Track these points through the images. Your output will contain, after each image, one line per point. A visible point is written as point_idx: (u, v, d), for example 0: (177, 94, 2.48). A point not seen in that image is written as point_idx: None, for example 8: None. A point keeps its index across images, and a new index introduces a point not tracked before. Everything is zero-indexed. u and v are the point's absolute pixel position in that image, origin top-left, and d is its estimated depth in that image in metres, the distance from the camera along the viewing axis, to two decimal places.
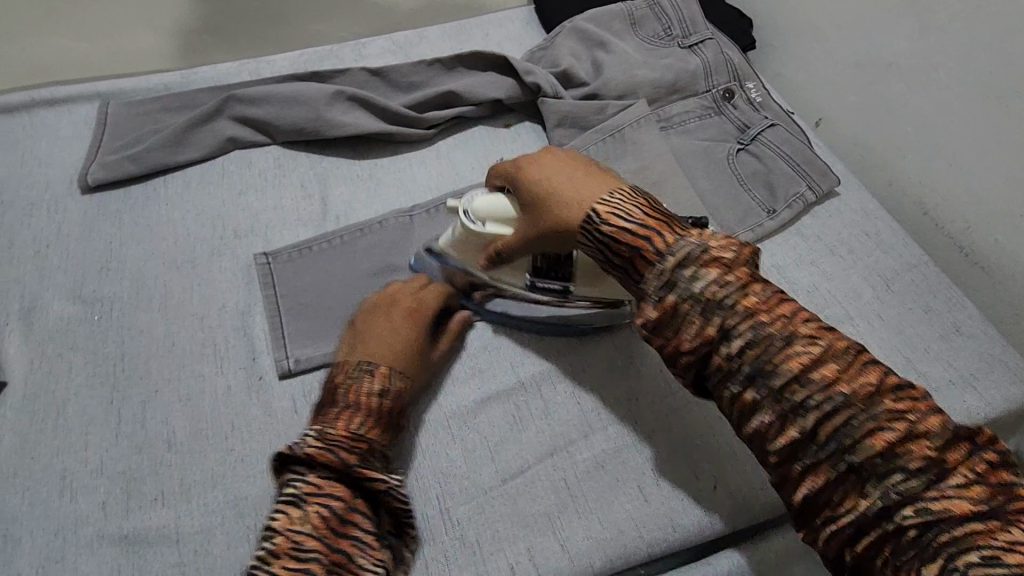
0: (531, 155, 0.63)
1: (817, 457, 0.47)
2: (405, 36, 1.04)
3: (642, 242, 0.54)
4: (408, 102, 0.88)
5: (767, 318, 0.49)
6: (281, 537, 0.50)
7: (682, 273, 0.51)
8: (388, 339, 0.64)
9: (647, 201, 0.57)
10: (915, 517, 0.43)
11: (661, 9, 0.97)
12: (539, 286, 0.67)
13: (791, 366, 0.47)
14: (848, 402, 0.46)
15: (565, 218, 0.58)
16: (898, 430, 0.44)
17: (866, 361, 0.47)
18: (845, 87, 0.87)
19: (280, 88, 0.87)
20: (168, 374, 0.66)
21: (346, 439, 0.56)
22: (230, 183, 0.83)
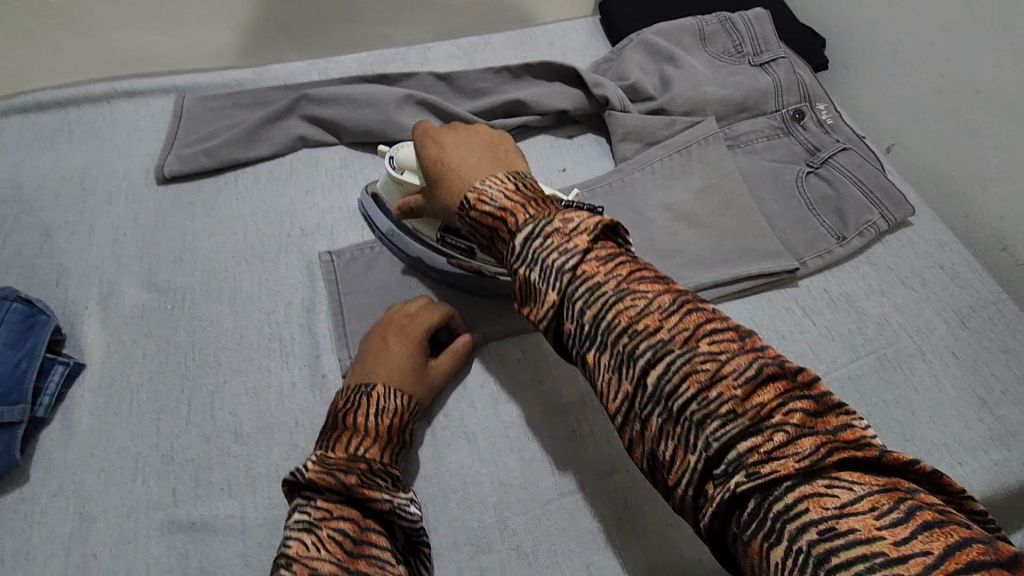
0: (437, 131, 0.64)
1: (693, 465, 0.41)
2: (470, 42, 1.04)
3: (502, 222, 0.54)
4: (475, 109, 0.89)
5: (641, 314, 0.46)
6: (298, 565, 0.46)
7: (552, 255, 0.50)
8: (383, 363, 0.63)
9: (517, 184, 0.56)
10: (746, 476, 0.39)
11: (733, 25, 0.95)
12: (446, 240, 0.69)
13: (658, 365, 0.44)
14: (719, 406, 0.41)
15: (448, 199, 0.60)
16: (777, 438, 0.39)
17: (694, 311, 0.45)
18: (923, 113, 0.85)
19: (350, 90, 0.88)
20: (236, 366, 0.68)
21: (347, 460, 0.54)
22: (298, 180, 0.85)
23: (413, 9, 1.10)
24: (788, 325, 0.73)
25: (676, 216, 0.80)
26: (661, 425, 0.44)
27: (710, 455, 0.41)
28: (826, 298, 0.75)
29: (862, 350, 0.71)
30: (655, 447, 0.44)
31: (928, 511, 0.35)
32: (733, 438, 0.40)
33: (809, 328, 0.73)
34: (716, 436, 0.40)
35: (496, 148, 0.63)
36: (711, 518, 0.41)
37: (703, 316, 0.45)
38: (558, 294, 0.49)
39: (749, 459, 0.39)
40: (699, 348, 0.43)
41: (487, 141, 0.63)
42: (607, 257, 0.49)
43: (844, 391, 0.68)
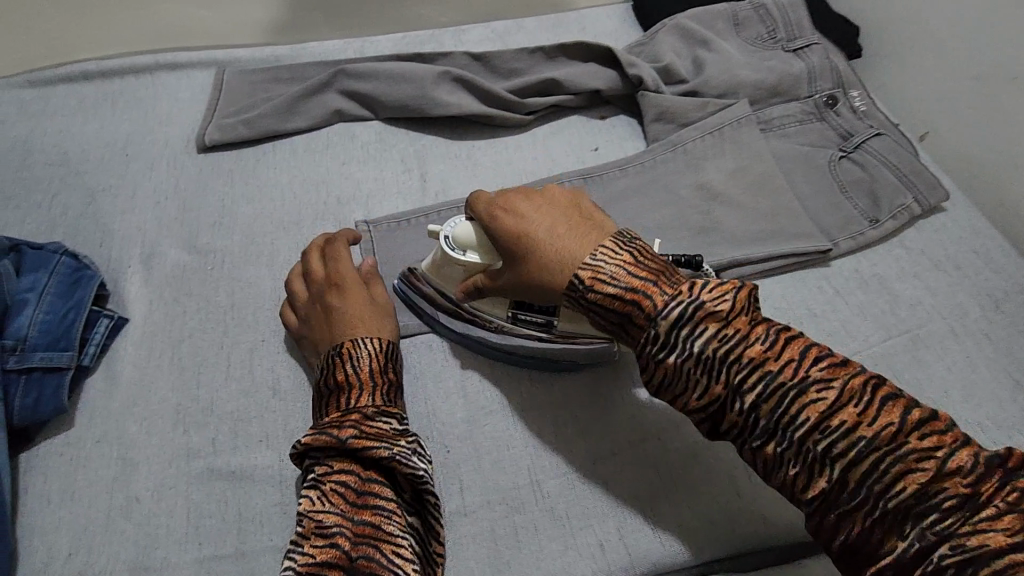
0: (506, 202, 0.61)
1: (900, 552, 0.43)
2: (504, 25, 1.06)
3: (633, 306, 0.51)
4: (509, 87, 0.90)
5: (833, 406, 0.45)
6: (306, 520, 0.52)
7: (714, 348, 0.48)
8: (344, 322, 0.64)
9: (632, 254, 0.54)
10: (899, 506, 0.43)
11: (767, 11, 0.96)
12: (520, 318, 0.65)
13: (862, 460, 0.44)
14: (938, 498, 0.42)
15: (555, 278, 0.56)
16: (987, 515, 0.41)
17: (794, 338, 0.49)
18: (959, 100, 0.85)
19: (387, 65, 0.90)
20: (274, 325, 0.70)
21: (340, 416, 0.57)
22: (335, 152, 0.87)
23: None
24: (819, 304, 0.73)
25: (708, 195, 0.81)
26: (872, 518, 0.44)
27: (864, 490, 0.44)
28: (858, 279, 0.75)
29: (894, 330, 0.71)
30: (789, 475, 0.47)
31: None
32: (953, 526, 0.41)
33: (841, 308, 0.73)
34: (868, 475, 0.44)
35: (574, 208, 0.61)
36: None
37: (900, 403, 0.45)
38: (723, 387, 0.48)
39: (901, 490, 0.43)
40: (904, 441, 0.43)
41: (567, 206, 0.61)
42: (772, 337, 0.48)
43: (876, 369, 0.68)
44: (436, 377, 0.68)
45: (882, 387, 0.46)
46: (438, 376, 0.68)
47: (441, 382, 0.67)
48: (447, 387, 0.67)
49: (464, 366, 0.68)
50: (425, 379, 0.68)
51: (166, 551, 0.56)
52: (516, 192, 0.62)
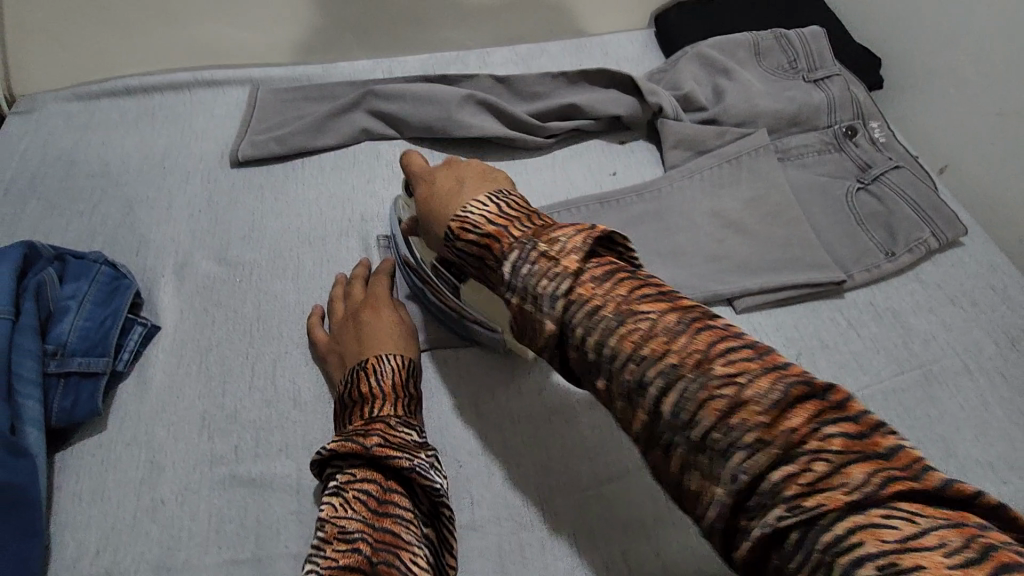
0: (429, 171, 0.67)
1: (722, 496, 0.41)
2: (528, 49, 1.08)
3: (487, 247, 0.55)
4: (531, 111, 0.92)
5: (646, 335, 0.45)
6: (328, 525, 0.53)
7: (538, 282, 0.50)
8: (371, 339, 0.66)
9: (500, 205, 0.57)
10: (784, 512, 0.38)
11: (788, 41, 0.97)
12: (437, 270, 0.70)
13: (670, 391, 0.44)
14: (744, 433, 0.40)
15: (436, 226, 0.61)
16: (806, 460, 0.38)
17: (705, 329, 0.44)
18: (979, 135, 0.85)
19: (414, 87, 0.93)
20: (297, 338, 0.72)
21: (365, 426, 0.59)
22: (361, 170, 0.90)
23: (474, 15, 1.14)
24: (832, 335, 0.74)
25: (724, 223, 0.82)
26: (687, 456, 0.43)
27: (741, 487, 0.40)
28: (872, 311, 0.76)
29: (907, 364, 0.71)
30: (682, 478, 0.44)
31: (1000, 546, 0.33)
32: (764, 466, 0.39)
33: (854, 340, 0.73)
34: (743, 467, 0.40)
35: (485, 177, 0.64)
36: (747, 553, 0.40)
37: (713, 335, 0.44)
38: (555, 322, 0.49)
39: (785, 492, 0.38)
40: (714, 370, 0.42)
41: (475, 169, 0.64)
42: (603, 276, 0.49)
43: (887, 403, 0.69)
44: (450, 394, 0.70)
45: (700, 321, 0.45)
46: (452, 393, 0.70)
47: (455, 398, 0.69)
48: (460, 403, 0.69)
49: (478, 384, 0.70)
50: (439, 395, 0.70)
51: (188, 553, 0.58)
52: (443, 163, 0.68)
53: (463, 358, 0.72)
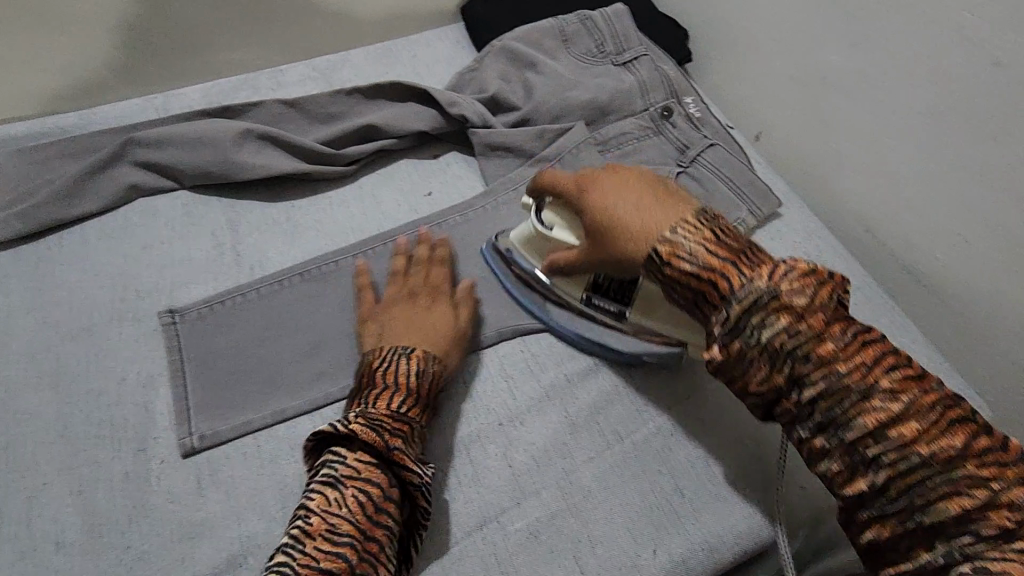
0: (592, 180, 0.61)
1: (906, 540, 0.44)
2: (326, 61, 0.98)
3: (708, 284, 0.51)
4: (326, 137, 0.82)
5: (893, 419, 0.44)
6: (315, 519, 0.50)
7: (780, 339, 0.47)
8: (419, 327, 0.64)
9: (713, 230, 0.53)
10: (965, 560, 0.41)
11: (593, 23, 0.92)
12: (592, 301, 0.66)
13: (882, 446, 0.44)
14: (983, 525, 0.41)
15: (626, 249, 0.56)
16: (1023, 548, 0.40)
17: (928, 397, 0.45)
18: (781, 100, 0.84)
19: (184, 128, 0.80)
20: (59, 463, 0.60)
21: (390, 420, 0.56)
22: (134, 236, 0.77)
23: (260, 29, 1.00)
24: None
25: None
26: (882, 503, 0.45)
27: (931, 536, 0.43)
28: None
29: None
30: (868, 515, 0.46)
31: None
32: (960, 527, 0.42)
33: None
34: (936, 520, 0.42)
35: (658, 194, 0.58)
36: None
37: (965, 425, 0.44)
38: (785, 376, 0.48)
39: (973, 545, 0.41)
40: (960, 465, 0.43)
41: (645, 185, 0.59)
42: (841, 330, 0.48)
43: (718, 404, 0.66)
44: (251, 491, 0.60)
45: (956, 413, 0.45)
46: (252, 489, 0.60)
47: (257, 495, 0.59)
48: (263, 500, 0.59)
49: (283, 470, 0.61)
50: (240, 495, 0.59)
51: None
52: (604, 170, 0.62)
53: (265, 443, 0.62)
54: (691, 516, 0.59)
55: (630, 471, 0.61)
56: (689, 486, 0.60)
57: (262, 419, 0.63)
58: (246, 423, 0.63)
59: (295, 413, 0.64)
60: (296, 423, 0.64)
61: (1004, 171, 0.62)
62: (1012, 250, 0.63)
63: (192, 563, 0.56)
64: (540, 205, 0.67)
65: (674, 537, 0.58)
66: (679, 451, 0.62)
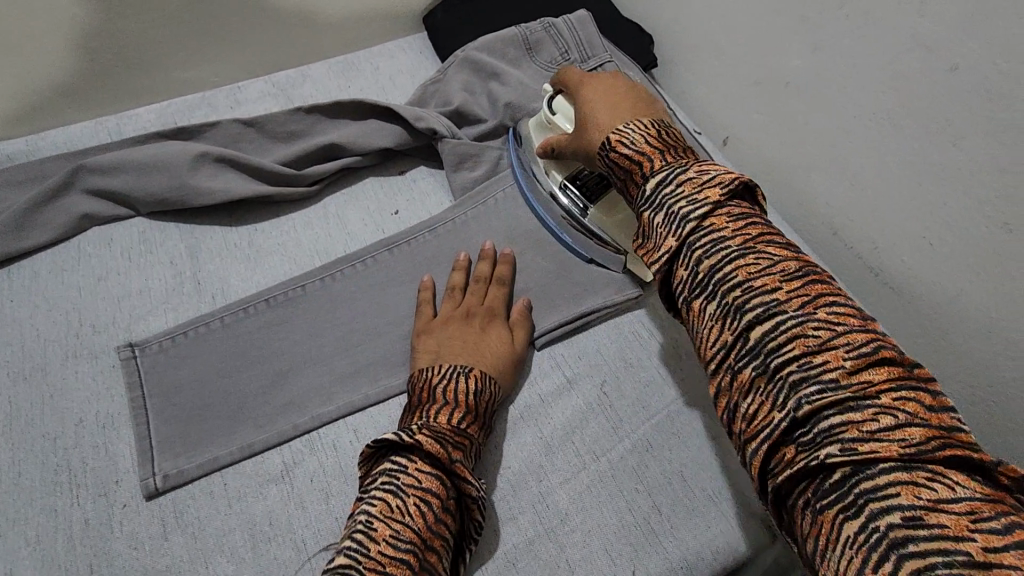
0: (591, 79, 0.65)
1: (779, 423, 0.40)
2: (286, 77, 0.96)
3: (637, 166, 0.52)
4: (286, 157, 0.80)
5: (805, 321, 0.41)
6: (381, 524, 0.49)
7: (687, 215, 0.47)
8: (472, 346, 0.64)
9: (659, 130, 0.54)
10: (841, 450, 0.37)
11: (558, 31, 0.91)
12: (567, 188, 0.73)
13: (774, 328, 0.41)
14: (851, 396, 0.38)
15: (591, 137, 0.60)
16: (894, 425, 0.36)
17: (839, 300, 0.42)
18: (746, 104, 0.84)
19: (138, 153, 0.77)
20: (14, 513, 0.58)
21: (451, 433, 0.56)
22: (88, 267, 0.74)
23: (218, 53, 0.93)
24: (636, 353, 0.69)
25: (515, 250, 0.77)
26: (766, 392, 0.41)
27: (801, 417, 0.39)
28: None
29: None
30: (742, 401, 0.42)
31: None
32: (838, 424, 0.37)
33: (657, 351, 0.70)
34: (822, 412, 0.38)
35: (634, 99, 0.61)
36: (782, 475, 0.40)
37: (885, 349, 0.39)
38: (679, 240, 0.47)
39: (846, 433, 0.37)
40: (869, 386, 0.38)
41: (631, 91, 0.61)
42: (742, 214, 0.47)
43: (693, 415, 0.65)
44: (218, 531, 0.58)
45: (883, 340, 0.40)
46: (220, 530, 0.58)
47: (224, 536, 0.57)
48: (230, 542, 0.57)
49: (252, 508, 0.59)
50: (207, 536, 0.57)
51: None
52: (607, 74, 0.66)
53: (232, 480, 0.60)
54: (669, 533, 0.58)
55: (607, 489, 0.61)
56: (666, 501, 0.60)
57: (229, 455, 0.61)
58: (213, 460, 0.61)
59: (262, 448, 0.62)
60: (264, 458, 0.62)
61: (965, 172, 0.62)
62: (978, 250, 0.63)
63: None
64: (557, 92, 0.72)
65: (653, 556, 0.57)
66: (657, 466, 0.62)
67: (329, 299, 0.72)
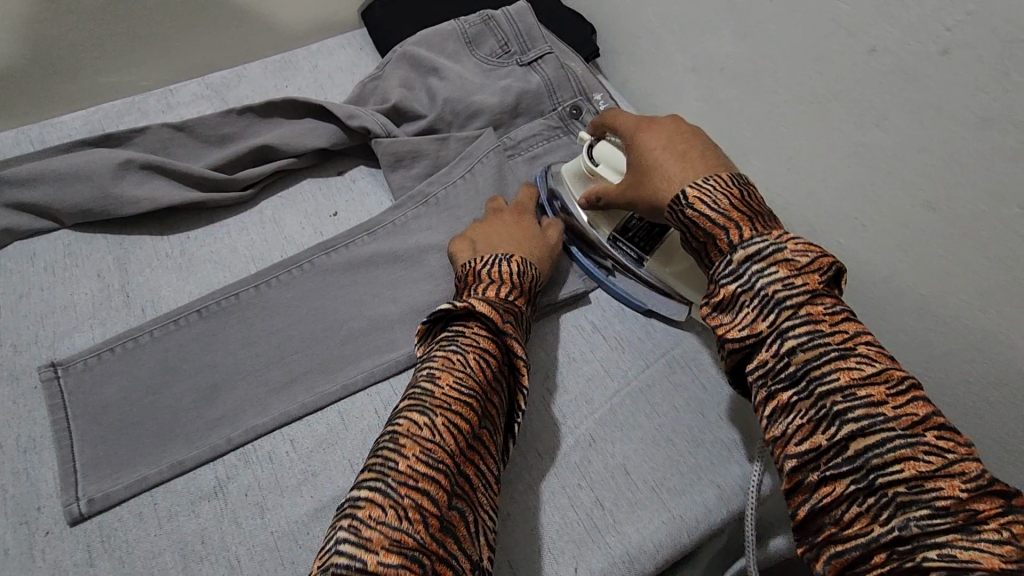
0: (653, 121, 0.63)
1: (877, 534, 0.39)
2: (220, 78, 0.93)
3: (720, 230, 0.51)
4: (218, 162, 0.78)
5: (866, 379, 0.43)
6: (442, 371, 0.51)
7: (775, 288, 0.47)
8: (511, 241, 0.68)
9: (742, 190, 0.53)
10: (937, 553, 0.36)
11: (496, 23, 0.89)
12: (618, 242, 0.68)
13: (870, 432, 0.41)
14: (938, 498, 0.38)
15: (659, 192, 0.57)
16: (990, 539, 0.36)
17: (926, 400, 0.43)
18: (685, 93, 0.84)
19: (58, 163, 0.74)
20: None
21: (503, 305, 0.59)
22: (8, 285, 0.71)
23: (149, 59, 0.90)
24: (580, 347, 0.69)
25: None
26: (851, 492, 0.41)
27: (901, 527, 0.38)
28: (617, 306, 0.73)
29: (653, 354, 0.69)
30: (830, 504, 0.42)
31: None
32: (939, 527, 0.37)
33: (600, 345, 0.69)
34: (920, 522, 0.38)
35: (707, 146, 0.58)
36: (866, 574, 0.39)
37: (932, 408, 0.42)
38: (769, 324, 0.47)
39: (945, 539, 0.37)
40: (926, 441, 0.40)
41: (701, 137, 0.60)
42: (836, 307, 0.47)
43: (636, 407, 0.65)
44: (147, 552, 0.56)
45: (930, 402, 0.43)
46: (149, 552, 0.56)
47: (153, 558, 0.55)
48: (160, 562, 0.55)
49: (183, 527, 0.57)
50: (135, 559, 0.55)
51: None
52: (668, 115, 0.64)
53: (163, 500, 0.58)
54: (612, 528, 0.58)
55: (550, 487, 0.60)
56: (608, 496, 0.60)
57: (159, 473, 0.59)
58: (141, 480, 0.59)
59: (194, 464, 0.60)
60: (195, 476, 0.60)
61: (885, 148, 0.63)
62: (908, 232, 0.63)
63: None
64: (601, 138, 0.69)
65: (596, 552, 0.57)
66: (601, 461, 0.61)
67: (264, 306, 0.70)
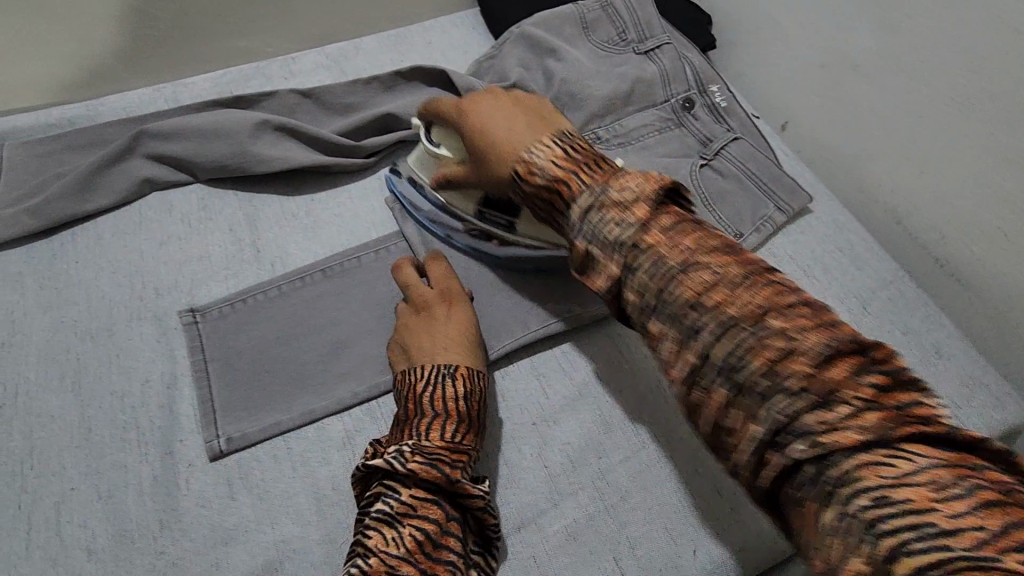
0: (471, 100, 0.63)
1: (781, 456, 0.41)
2: (339, 48, 0.95)
3: (558, 189, 0.54)
4: (344, 129, 0.80)
5: (738, 299, 0.45)
6: (375, 559, 0.48)
7: (611, 230, 0.51)
8: (437, 342, 0.61)
9: (567, 148, 0.56)
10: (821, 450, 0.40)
11: (615, 10, 0.89)
12: (485, 215, 0.68)
13: (746, 352, 0.43)
14: (796, 398, 0.41)
15: (499, 169, 0.58)
16: (846, 414, 0.39)
17: (780, 292, 0.45)
18: (807, 90, 0.83)
19: (198, 121, 0.78)
20: (84, 468, 0.59)
21: (446, 450, 0.54)
22: (148, 233, 0.75)
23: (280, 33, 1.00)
24: None
25: None
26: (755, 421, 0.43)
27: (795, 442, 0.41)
28: None
29: None
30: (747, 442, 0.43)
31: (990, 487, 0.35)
32: (804, 422, 0.40)
33: None
34: (797, 426, 0.41)
35: (539, 118, 0.61)
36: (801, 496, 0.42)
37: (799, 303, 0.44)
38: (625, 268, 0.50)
39: (817, 433, 0.40)
40: (775, 344, 0.42)
41: (527, 108, 0.62)
42: (670, 226, 0.50)
43: None
44: (284, 492, 0.59)
45: (792, 293, 0.45)
46: (285, 492, 0.59)
47: (289, 499, 0.58)
48: (296, 503, 0.58)
49: (316, 471, 0.60)
50: (272, 499, 0.58)
51: None
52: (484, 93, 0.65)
53: (296, 446, 0.61)
54: (731, 515, 0.58)
55: (668, 469, 0.60)
56: (726, 484, 0.60)
57: (293, 419, 0.62)
58: (275, 424, 0.62)
59: (324, 415, 0.63)
60: (325, 425, 0.62)
61: None
62: None
63: (227, 568, 0.55)
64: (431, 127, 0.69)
65: (714, 536, 0.57)
66: None
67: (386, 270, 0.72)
